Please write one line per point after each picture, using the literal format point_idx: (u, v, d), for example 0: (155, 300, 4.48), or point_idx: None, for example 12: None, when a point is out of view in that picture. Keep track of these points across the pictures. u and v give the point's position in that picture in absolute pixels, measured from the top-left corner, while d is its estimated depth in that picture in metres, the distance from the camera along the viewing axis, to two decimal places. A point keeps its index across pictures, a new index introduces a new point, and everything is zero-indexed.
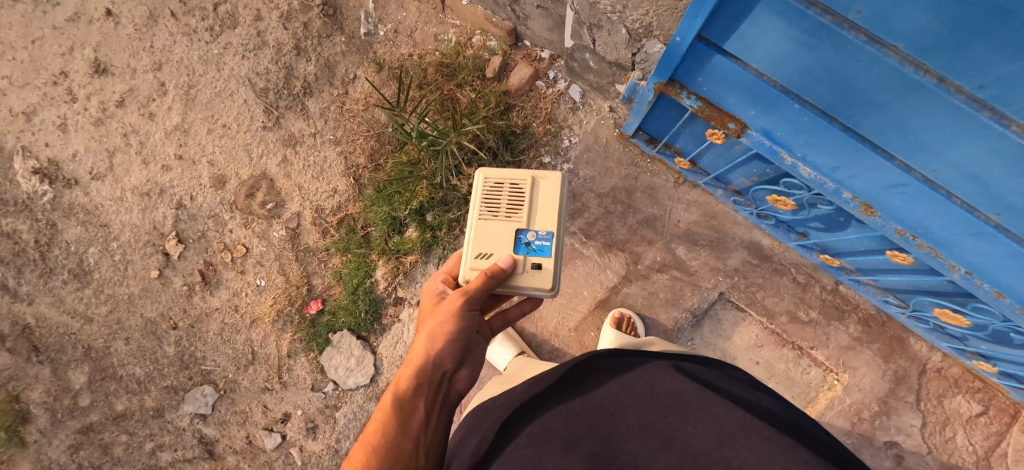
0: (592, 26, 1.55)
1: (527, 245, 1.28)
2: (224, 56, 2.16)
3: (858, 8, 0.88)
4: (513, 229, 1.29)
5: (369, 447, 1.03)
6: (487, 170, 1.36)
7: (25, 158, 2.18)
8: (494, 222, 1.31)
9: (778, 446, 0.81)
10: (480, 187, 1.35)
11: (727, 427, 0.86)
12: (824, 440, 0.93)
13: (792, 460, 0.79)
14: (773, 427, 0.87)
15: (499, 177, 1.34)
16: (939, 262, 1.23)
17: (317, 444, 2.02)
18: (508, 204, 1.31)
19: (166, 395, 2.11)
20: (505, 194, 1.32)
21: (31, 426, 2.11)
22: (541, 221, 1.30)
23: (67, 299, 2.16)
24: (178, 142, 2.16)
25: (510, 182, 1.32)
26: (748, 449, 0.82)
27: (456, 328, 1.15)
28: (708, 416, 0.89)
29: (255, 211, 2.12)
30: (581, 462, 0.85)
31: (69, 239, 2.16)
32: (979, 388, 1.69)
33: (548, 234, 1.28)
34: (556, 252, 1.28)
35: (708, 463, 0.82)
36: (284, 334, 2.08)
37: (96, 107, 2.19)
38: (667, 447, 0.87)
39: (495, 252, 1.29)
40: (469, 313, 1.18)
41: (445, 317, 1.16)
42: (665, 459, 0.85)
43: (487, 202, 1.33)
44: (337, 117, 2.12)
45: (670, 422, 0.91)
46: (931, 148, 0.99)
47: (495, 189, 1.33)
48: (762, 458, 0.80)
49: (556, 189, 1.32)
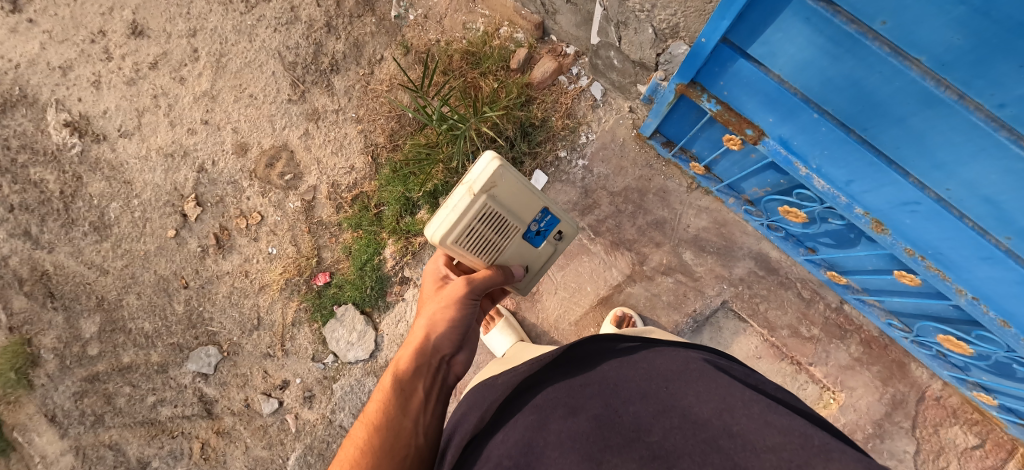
0: (620, 23, 1.56)
1: (539, 234, 1.31)
2: (257, 27, 2.20)
3: (883, 19, 0.89)
4: (521, 236, 1.28)
5: (369, 425, 1.04)
6: (443, 237, 1.16)
7: (58, 110, 2.24)
8: (503, 249, 1.27)
9: (776, 415, 0.84)
10: (460, 250, 1.20)
11: (727, 398, 0.89)
12: (816, 417, 0.96)
13: (789, 426, 0.82)
14: (770, 401, 0.91)
15: (461, 233, 1.17)
16: (944, 285, 1.22)
17: (312, 414, 2.07)
18: (494, 231, 1.21)
19: (171, 352, 2.16)
20: (484, 230, 1.19)
21: (41, 370, 2.18)
22: (530, 207, 1.24)
23: (86, 250, 2.22)
24: (206, 108, 2.21)
25: (477, 220, 1.17)
26: (747, 416, 0.84)
27: (457, 315, 1.18)
28: (707, 388, 0.92)
29: (273, 181, 2.17)
30: (585, 423, 0.89)
31: (93, 192, 2.23)
32: (977, 420, 1.68)
33: (542, 212, 1.27)
34: (557, 212, 1.30)
35: (709, 428, 0.84)
36: (290, 302, 2.12)
37: (130, 67, 2.25)
38: (669, 410, 0.89)
39: (529, 257, 1.35)
40: (471, 302, 1.20)
41: (446, 304, 1.19)
42: (667, 422, 0.87)
43: (479, 249, 1.22)
44: (361, 96, 2.16)
45: (671, 392, 0.93)
46: (946, 167, 1.00)
47: (469, 235, 1.18)
48: (760, 424, 0.82)
49: (508, 179, 1.16)
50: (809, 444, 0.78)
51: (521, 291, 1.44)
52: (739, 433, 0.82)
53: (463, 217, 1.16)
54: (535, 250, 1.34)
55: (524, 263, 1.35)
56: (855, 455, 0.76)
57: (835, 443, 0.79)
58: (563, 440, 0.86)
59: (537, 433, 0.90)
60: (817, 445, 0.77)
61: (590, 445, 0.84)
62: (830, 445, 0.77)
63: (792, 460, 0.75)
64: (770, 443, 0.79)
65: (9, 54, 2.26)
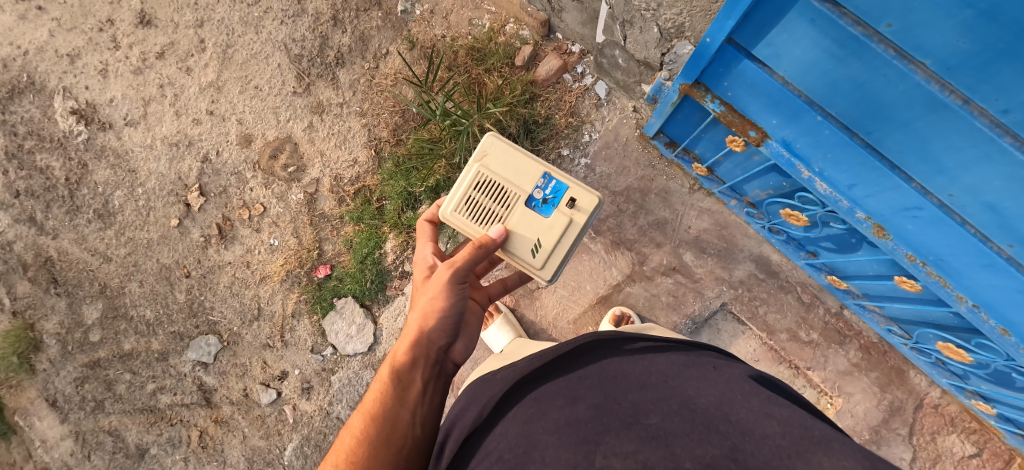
0: (625, 22, 1.56)
1: (546, 203, 1.24)
2: (263, 19, 2.21)
3: (889, 21, 0.88)
4: (525, 205, 1.24)
5: (366, 415, 1.07)
6: (444, 211, 1.28)
7: (65, 98, 2.26)
8: (509, 220, 1.24)
9: (776, 408, 0.84)
10: (463, 220, 1.27)
11: (727, 392, 0.89)
12: (813, 410, 0.97)
13: (788, 417, 0.82)
14: (771, 395, 0.91)
15: (460, 197, 1.27)
16: (946, 292, 1.21)
17: (310, 405, 2.08)
18: (492, 198, 1.25)
19: (171, 340, 2.18)
20: (482, 199, 1.26)
21: (43, 355, 2.20)
22: (529, 178, 1.25)
23: (90, 237, 2.23)
24: (211, 98, 2.22)
25: (472, 188, 1.26)
26: (747, 408, 0.85)
27: (447, 303, 1.15)
28: (707, 383, 0.93)
29: (276, 173, 2.18)
30: (583, 411, 0.89)
31: (97, 180, 2.24)
32: (975, 429, 1.67)
33: (544, 177, 1.25)
34: (563, 179, 1.25)
35: (708, 415, 0.84)
36: (291, 294, 2.13)
37: (137, 56, 2.26)
38: (668, 399, 0.90)
39: (539, 232, 1.24)
40: (458, 286, 1.17)
41: (438, 290, 1.16)
42: (666, 408, 0.87)
43: (480, 219, 1.26)
44: (365, 90, 2.16)
45: (670, 384, 0.94)
46: (949, 172, 0.99)
47: (468, 205, 1.26)
48: (760, 416, 0.83)
49: (501, 150, 1.27)
50: (808, 435, 0.78)
51: (542, 275, 1.25)
52: (738, 421, 0.82)
53: (462, 187, 1.28)
54: (546, 224, 1.24)
55: (540, 241, 1.24)
56: (854, 444, 0.76)
57: (834, 435, 0.79)
58: (562, 427, 0.87)
59: (535, 423, 0.91)
60: (816, 436, 0.78)
61: (588, 430, 0.85)
62: (830, 436, 0.77)
63: (791, 448, 0.76)
64: (769, 432, 0.79)
65: (18, 41, 2.28)
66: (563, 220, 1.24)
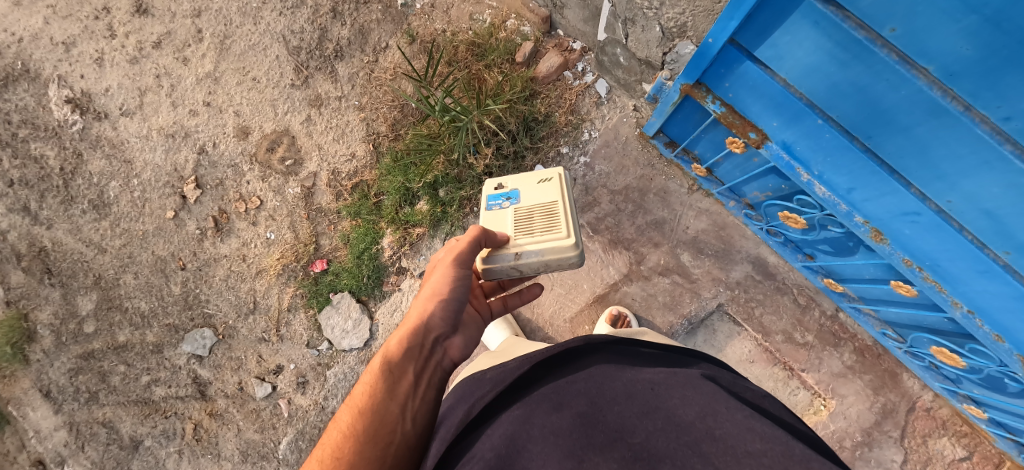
0: (627, 21, 1.57)
1: (511, 195, 1.38)
2: (262, 10, 2.19)
3: (892, 26, 0.89)
4: (518, 203, 1.36)
5: (354, 409, 1.05)
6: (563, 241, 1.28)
7: (59, 86, 2.23)
8: (542, 198, 1.36)
9: (759, 423, 0.84)
10: (557, 231, 1.30)
11: (712, 404, 0.89)
12: (796, 426, 0.97)
13: (771, 432, 0.81)
14: (756, 411, 0.90)
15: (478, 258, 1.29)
16: (942, 297, 1.22)
17: (304, 399, 2.07)
18: (539, 218, 1.33)
19: (166, 333, 2.17)
20: (537, 221, 1.32)
21: (36, 345, 2.20)
22: (496, 218, 1.36)
23: (85, 228, 2.22)
24: (208, 89, 2.20)
25: (534, 235, 1.30)
26: (731, 422, 0.84)
27: (450, 290, 1.18)
28: (693, 393, 0.93)
29: (273, 166, 2.16)
30: (569, 419, 0.90)
31: (92, 170, 2.22)
32: (965, 433, 1.68)
33: (488, 208, 1.38)
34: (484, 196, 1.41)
35: (692, 432, 0.84)
36: (287, 288, 2.12)
37: (133, 45, 2.23)
38: (653, 412, 0.90)
39: (529, 187, 1.39)
40: (462, 276, 1.20)
41: (440, 277, 1.20)
42: (650, 423, 0.88)
43: (553, 214, 1.33)
44: (364, 84, 2.14)
45: (656, 394, 0.94)
46: (949, 178, 0.99)
47: (548, 227, 1.31)
48: (742, 430, 0.82)
49: None
50: (789, 453, 0.77)
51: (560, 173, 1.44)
52: (722, 437, 0.82)
53: (535, 249, 1.29)
54: (523, 189, 1.39)
55: (546, 178, 1.39)
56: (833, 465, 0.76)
57: (814, 454, 0.78)
58: (546, 436, 0.88)
59: (521, 427, 0.92)
60: (797, 454, 0.76)
61: (572, 443, 0.85)
62: (810, 456, 0.76)
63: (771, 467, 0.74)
64: (750, 450, 0.78)
65: (13, 28, 2.26)
66: (517, 183, 1.40)
